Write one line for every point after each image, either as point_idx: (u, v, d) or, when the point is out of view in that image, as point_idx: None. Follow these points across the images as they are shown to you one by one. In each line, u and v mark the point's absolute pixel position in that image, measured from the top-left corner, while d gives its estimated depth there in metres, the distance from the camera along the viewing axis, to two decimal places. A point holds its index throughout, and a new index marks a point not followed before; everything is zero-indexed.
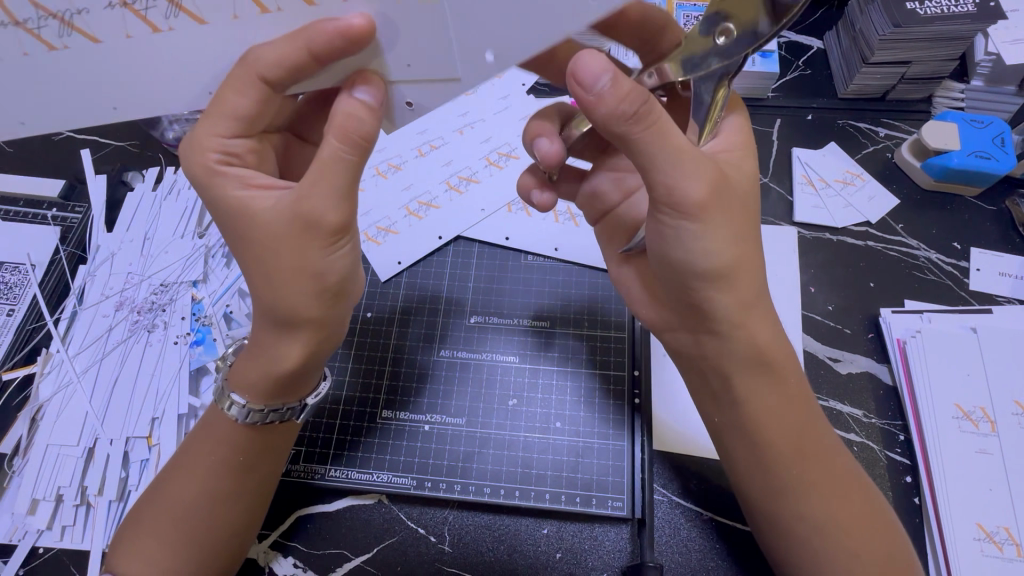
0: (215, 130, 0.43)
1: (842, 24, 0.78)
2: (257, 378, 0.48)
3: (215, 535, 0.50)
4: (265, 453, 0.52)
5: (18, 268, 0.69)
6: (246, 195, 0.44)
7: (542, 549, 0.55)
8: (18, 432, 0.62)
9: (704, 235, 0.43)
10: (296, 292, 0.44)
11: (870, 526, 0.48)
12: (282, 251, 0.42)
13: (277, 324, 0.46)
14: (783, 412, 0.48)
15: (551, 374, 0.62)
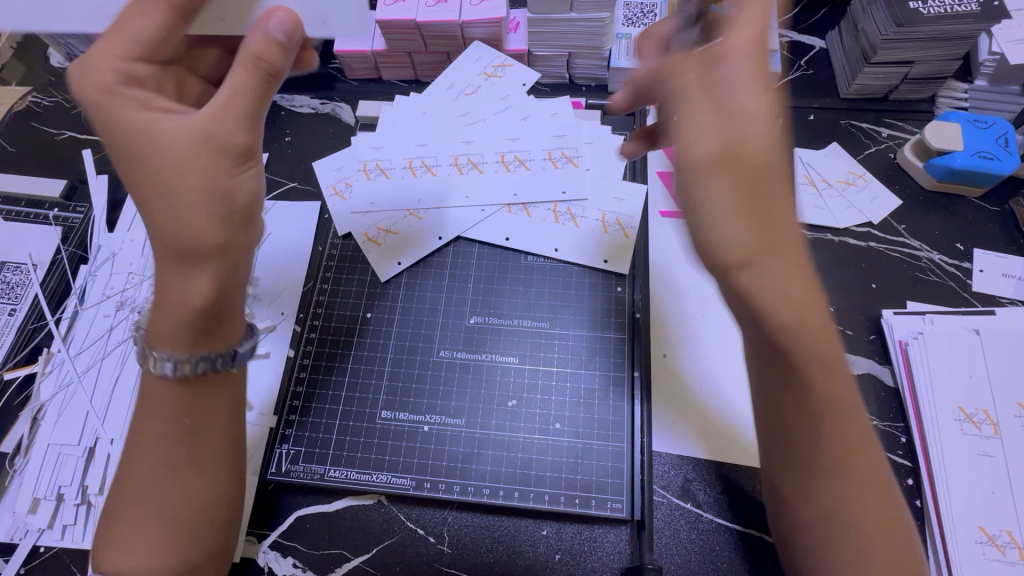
0: (110, 52, 0.43)
1: (845, 24, 0.78)
2: (172, 322, 0.45)
3: (195, 512, 0.47)
4: (215, 412, 0.49)
5: (21, 267, 0.70)
6: (140, 117, 0.43)
7: (542, 550, 0.55)
8: (20, 432, 0.63)
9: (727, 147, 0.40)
10: (205, 218, 0.44)
11: (898, 523, 0.41)
12: (181, 176, 0.43)
13: (178, 257, 0.44)
14: (831, 374, 0.40)
15: (551, 375, 0.61)
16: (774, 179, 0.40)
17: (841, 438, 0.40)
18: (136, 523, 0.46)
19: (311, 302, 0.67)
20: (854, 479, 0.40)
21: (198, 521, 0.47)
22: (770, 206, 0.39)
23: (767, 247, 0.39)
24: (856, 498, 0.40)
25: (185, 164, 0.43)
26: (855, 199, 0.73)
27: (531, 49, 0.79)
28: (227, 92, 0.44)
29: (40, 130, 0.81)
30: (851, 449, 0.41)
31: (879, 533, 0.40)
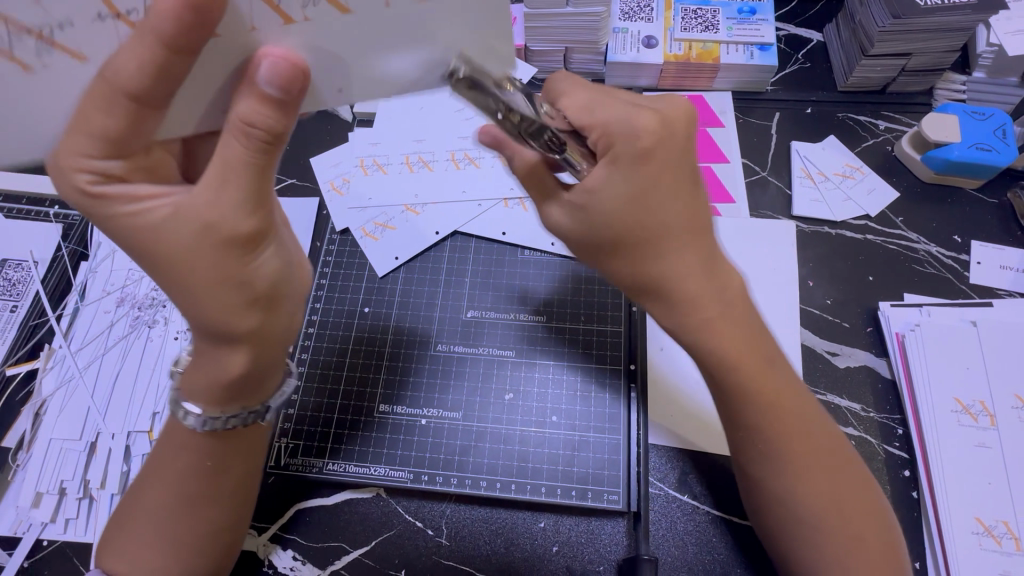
0: (78, 149, 0.38)
1: (842, 16, 0.78)
2: (204, 386, 0.47)
3: (208, 537, 0.51)
4: (234, 454, 0.51)
5: (22, 265, 0.70)
6: (148, 210, 0.40)
7: (539, 542, 0.56)
8: (22, 427, 0.63)
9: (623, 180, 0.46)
10: (222, 305, 0.42)
11: (855, 503, 0.48)
12: (199, 266, 0.41)
13: (210, 338, 0.44)
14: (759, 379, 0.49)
15: (547, 367, 0.62)
16: (687, 198, 0.48)
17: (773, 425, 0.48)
18: (154, 540, 0.49)
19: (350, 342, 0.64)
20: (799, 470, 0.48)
21: (214, 541, 0.51)
22: (657, 204, 0.46)
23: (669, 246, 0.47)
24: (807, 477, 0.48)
25: (186, 254, 0.40)
26: (853, 191, 0.73)
27: (528, 44, 0.79)
28: (217, 166, 0.39)
29: None
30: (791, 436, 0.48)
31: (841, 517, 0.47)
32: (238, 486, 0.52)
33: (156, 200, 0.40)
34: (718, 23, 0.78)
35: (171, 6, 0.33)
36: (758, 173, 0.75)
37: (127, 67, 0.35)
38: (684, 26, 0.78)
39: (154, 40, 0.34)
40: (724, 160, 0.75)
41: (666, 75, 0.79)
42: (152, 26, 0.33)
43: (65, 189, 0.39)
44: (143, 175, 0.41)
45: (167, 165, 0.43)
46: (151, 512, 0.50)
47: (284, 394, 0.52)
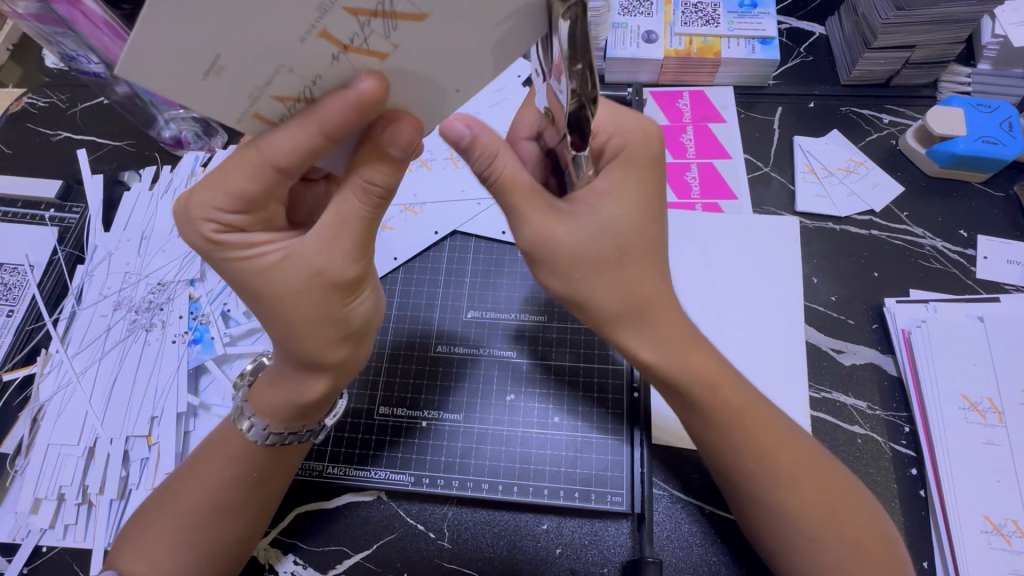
0: (209, 202, 0.39)
1: (845, 8, 0.77)
2: (280, 404, 0.48)
3: (213, 551, 0.50)
4: (278, 469, 0.51)
5: (17, 269, 0.69)
6: (253, 255, 0.41)
7: (542, 545, 0.55)
8: (20, 432, 0.63)
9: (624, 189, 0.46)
10: (321, 339, 0.44)
11: (859, 511, 0.48)
12: (302, 305, 0.42)
13: (296, 364, 0.46)
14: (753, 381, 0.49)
15: (549, 368, 0.61)
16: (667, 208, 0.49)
17: (775, 426, 0.49)
18: (162, 556, 0.48)
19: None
20: (808, 476, 0.48)
21: (217, 559, 0.50)
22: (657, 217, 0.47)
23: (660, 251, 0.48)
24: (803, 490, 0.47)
25: (298, 296, 0.42)
26: (856, 186, 0.72)
27: None
28: (334, 219, 0.41)
29: (38, 131, 0.86)
30: (795, 444, 0.49)
31: (852, 521, 0.47)
32: (262, 502, 0.51)
33: (271, 245, 0.42)
34: (719, 17, 0.77)
35: (289, 79, 0.33)
36: (760, 169, 0.74)
37: (234, 124, 0.35)
38: (684, 20, 0.77)
39: (319, 132, 0.36)
40: (726, 156, 0.74)
41: (666, 70, 0.78)
42: (272, 91, 0.33)
43: (191, 234, 0.41)
44: (262, 225, 0.42)
45: (279, 215, 0.43)
46: (160, 524, 0.49)
47: (334, 413, 0.55)
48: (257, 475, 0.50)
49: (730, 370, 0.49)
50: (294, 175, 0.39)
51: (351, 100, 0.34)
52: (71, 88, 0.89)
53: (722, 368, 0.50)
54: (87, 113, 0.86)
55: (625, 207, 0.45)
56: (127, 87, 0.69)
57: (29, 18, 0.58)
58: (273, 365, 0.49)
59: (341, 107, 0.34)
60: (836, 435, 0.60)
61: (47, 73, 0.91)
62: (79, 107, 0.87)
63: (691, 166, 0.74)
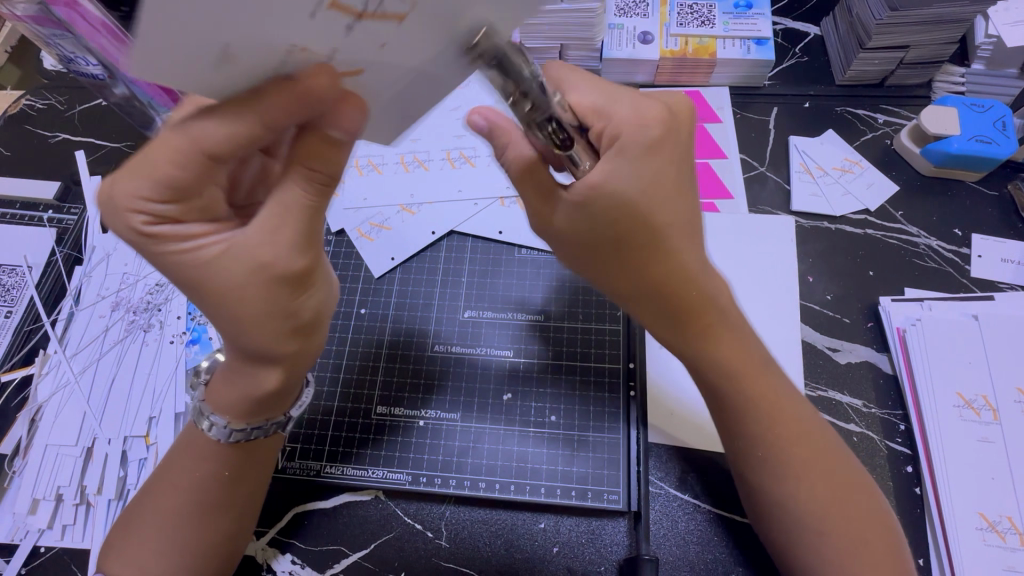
0: (134, 191, 0.39)
1: (839, 9, 0.77)
2: (235, 400, 0.48)
3: (211, 549, 0.50)
4: (254, 465, 0.52)
5: (16, 270, 0.69)
6: (190, 247, 0.41)
7: (539, 544, 0.55)
8: (19, 433, 0.63)
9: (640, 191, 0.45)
10: (267, 331, 0.44)
11: (855, 508, 0.48)
12: (248, 300, 0.42)
13: (249, 358, 0.46)
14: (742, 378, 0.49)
15: (545, 367, 0.61)
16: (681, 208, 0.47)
17: (764, 421, 0.49)
18: (155, 557, 0.49)
19: (353, 345, 0.63)
20: (796, 473, 0.48)
21: (213, 558, 0.51)
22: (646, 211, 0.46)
23: (671, 248, 0.47)
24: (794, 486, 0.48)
25: (243, 291, 0.42)
26: (851, 186, 0.72)
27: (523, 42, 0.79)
28: (276, 208, 0.41)
29: (36, 132, 0.87)
30: (794, 439, 0.49)
31: (846, 521, 0.47)
32: (241, 504, 0.52)
33: (210, 239, 0.41)
34: (714, 18, 0.77)
35: (284, 100, 0.35)
36: (755, 168, 0.75)
37: (215, 132, 0.36)
38: (680, 21, 0.77)
39: (254, 115, 0.36)
40: (722, 156, 0.75)
41: (662, 71, 0.79)
42: (260, 107, 0.35)
43: (120, 226, 0.40)
44: (197, 214, 0.41)
45: (218, 202, 0.42)
46: (156, 525, 0.49)
47: (301, 404, 0.54)
48: (238, 474, 0.51)
49: (706, 360, 0.50)
50: (225, 162, 0.39)
51: (293, 91, 0.34)
52: (69, 90, 0.90)
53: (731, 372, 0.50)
54: (85, 114, 0.87)
55: (621, 206, 0.45)
56: (125, 88, 0.71)
57: (26, 19, 0.58)
58: (226, 361, 0.49)
59: (285, 101, 0.35)
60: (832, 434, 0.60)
61: (45, 74, 0.92)
62: (77, 109, 0.88)
63: None
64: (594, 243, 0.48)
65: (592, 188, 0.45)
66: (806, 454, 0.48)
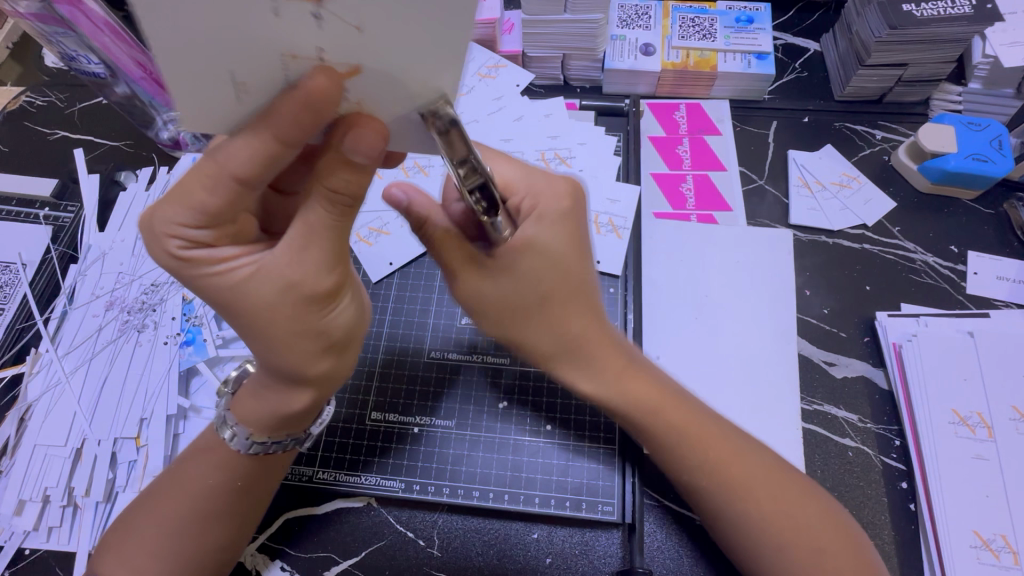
0: (173, 218, 0.39)
1: (839, 26, 0.78)
2: (262, 417, 0.48)
3: (200, 558, 0.49)
4: (263, 477, 0.51)
5: (9, 267, 0.68)
6: (221, 266, 0.41)
7: (532, 554, 0.55)
8: (6, 432, 0.63)
9: (546, 235, 0.46)
10: (302, 347, 0.44)
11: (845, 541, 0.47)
12: (280, 320, 0.42)
13: (278, 378, 0.46)
14: (655, 405, 0.50)
15: (542, 375, 0.60)
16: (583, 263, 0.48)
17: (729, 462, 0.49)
18: (144, 563, 0.48)
19: None
20: (754, 493, 0.48)
21: (206, 565, 0.50)
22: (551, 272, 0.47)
23: (576, 304, 0.49)
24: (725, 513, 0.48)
25: (274, 311, 0.41)
26: (850, 201, 0.73)
27: (526, 51, 0.79)
28: (302, 229, 0.40)
29: (35, 129, 0.87)
30: (743, 487, 0.48)
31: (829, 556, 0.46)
32: (242, 513, 0.51)
33: (240, 259, 0.41)
34: (716, 32, 0.78)
35: (292, 108, 0.33)
36: (755, 181, 0.75)
37: (240, 154, 0.36)
38: (682, 34, 0.78)
39: (274, 137, 0.35)
40: (721, 168, 0.75)
41: (663, 82, 0.79)
42: (274, 121, 0.34)
43: (157, 251, 0.40)
44: (229, 241, 0.41)
45: (250, 228, 0.42)
46: (149, 527, 0.49)
47: (322, 420, 0.55)
48: (244, 486, 0.50)
49: (645, 386, 0.51)
50: (256, 188, 0.38)
51: (300, 98, 0.33)
52: (70, 88, 0.90)
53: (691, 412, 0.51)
54: (85, 112, 0.87)
55: (546, 253, 0.46)
56: (126, 88, 0.71)
57: (29, 17, 0.58)
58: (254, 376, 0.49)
59: (295, 113, 0.34)
60: (826, 448, 0.60)
61: (47, 72, 0.92)
62: (77, 107, 0.88)
63: (686, 177, 0.75)
64: (521, 307, 0.48)
65: (530, 239, 0.45)
66: (748, 479, 0.48)
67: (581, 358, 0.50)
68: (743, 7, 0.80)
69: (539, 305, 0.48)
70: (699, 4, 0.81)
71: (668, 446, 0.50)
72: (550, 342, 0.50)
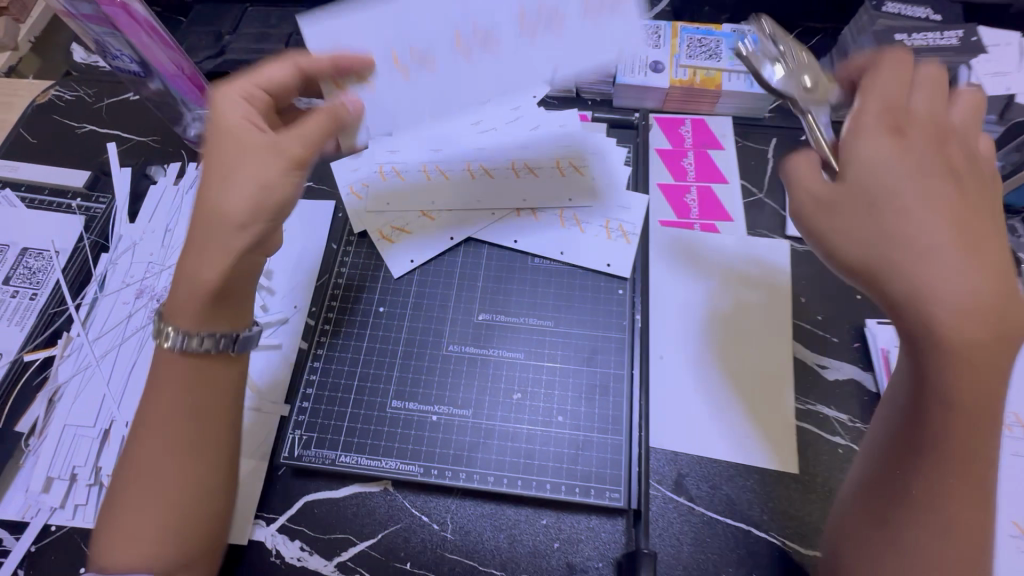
0: (241, 87, 0.57)
1: (836, 51, 0.83)
2: (190, 300, 0.52)
3: (192, 504, 0.52)
4: (205, 385, 0.54)
5: (43, 254, 0.71)
6: (236, 119, 0.54)
7: (541, 538, 0.60)
8: (36, 413, 0.65)
9: (874, 148, 0.44)
10: (253, 189, 0.51)
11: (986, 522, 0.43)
12: (241, 166, 0.52)
13: (225, 247, 0.52)
14: (990, 332, 0.40)
15: (554, 370, 0.64)
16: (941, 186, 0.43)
17: (953, 413, 0.42)
18: (142, 522, 0.50)
19: (371, 343, 0.66)
20: (939, 478, 0.43)
21: (201, 532, 0.52)
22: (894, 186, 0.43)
23: (922, 215, 0.42)
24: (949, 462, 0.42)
25: (255, 156, 0.52)
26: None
27: None
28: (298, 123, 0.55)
29: (63, 122, 0.90)
30: (952, 461, 0.42)
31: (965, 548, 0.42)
32: (218, 470, 0.54)
33: (249, 123, 0.54)
34: (721, 52, 0.83)
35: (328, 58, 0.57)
36: (755, 194, 0.80)
37: (278, 74, 0.58)
38: (689, 53, 0.83)
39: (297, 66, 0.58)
40: (724, 181, 0.80)
41: (670, 98, 0.84)
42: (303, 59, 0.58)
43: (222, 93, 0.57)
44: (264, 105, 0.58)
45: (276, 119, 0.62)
46: (146, 499, 0.51)
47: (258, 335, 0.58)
48: (199, 436, 0.53)
49: (948, 298, 0.40)
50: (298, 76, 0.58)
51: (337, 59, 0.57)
52: (98, 84, 0.93)
53: (1006, 339, 0.40)
54: (113, 107, 0.90)
55: (880, 157, 0.44)
56: (161, 84, 0.74)
57: (79, 17, 0.64)
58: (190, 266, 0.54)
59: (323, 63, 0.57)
60: (817, 445, 0.64)
61: (75, 67, 0.95)
62: (105, 102, 0.91)
63: (690, 188, 0.80)
64: (834, 206, 0.45)
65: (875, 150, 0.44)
66: (964, 451, 0.42)
67: (898, 285, 0.41)
68: (747, 30, 0.85)
69: (885, 213, 0.43)
70: (705, 25, 0.86)
71: (934, 391, 0.42)
72: (868, 244, 0.43)
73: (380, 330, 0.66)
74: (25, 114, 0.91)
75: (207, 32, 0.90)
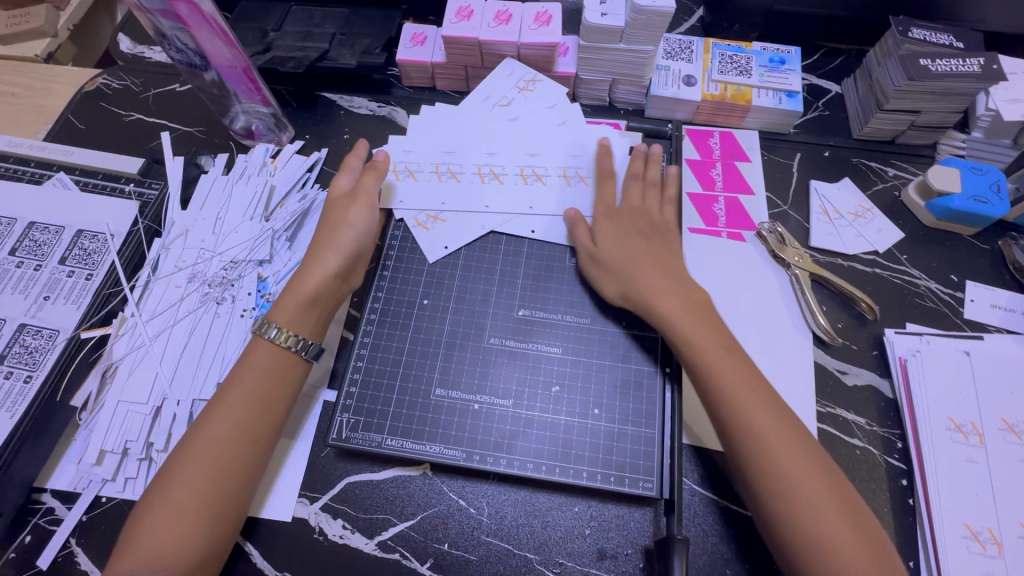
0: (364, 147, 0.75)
1: (861, 72, 0.87)
2: (292, 306, 0.64)
3: (242, 472, 0.57)
4: (279, 374, 0.62)
5: (98, 237, 0.74)
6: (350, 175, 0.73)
7: (574, 523, 0.63)
8: (89, 388, 0.68)
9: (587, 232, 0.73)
10: (321, 279, 0.66)
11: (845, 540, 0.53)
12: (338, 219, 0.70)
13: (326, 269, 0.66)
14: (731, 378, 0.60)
15: (590, 365, 0.67)
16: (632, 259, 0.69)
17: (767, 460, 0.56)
18: (197, 477, 0.55)
19: (415, 333, 0.69)
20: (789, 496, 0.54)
21: (225, 514, 0.56)
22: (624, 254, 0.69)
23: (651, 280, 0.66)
24: (767, 441, 0.56)
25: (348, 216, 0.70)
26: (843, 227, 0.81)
27: (578, 73, 0.87)
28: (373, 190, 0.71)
29: (111, 110, 0.92)
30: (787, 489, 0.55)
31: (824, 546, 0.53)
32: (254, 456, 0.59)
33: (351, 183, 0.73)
34: (751, 69, 0.87)
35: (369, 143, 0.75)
36: (779, 206, 0.83)
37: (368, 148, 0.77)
38: (721, 69, 0.87)
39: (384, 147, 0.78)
40: (750, 192, 0.83)
41: (701, 111, 0.87)
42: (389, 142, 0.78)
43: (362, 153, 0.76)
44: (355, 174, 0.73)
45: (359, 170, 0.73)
46: (206, 455, 0.56)
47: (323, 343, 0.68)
48: (247, 420, 0.59)
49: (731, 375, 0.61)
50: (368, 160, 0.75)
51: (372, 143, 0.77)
52: (144, 74, 0.95)
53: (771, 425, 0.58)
54: (159, 97, 0.93)
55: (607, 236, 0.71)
56: (216, 76, 0.77)
57: (149, 11, 0.66)
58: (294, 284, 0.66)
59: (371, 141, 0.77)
60: (836, 445, 0.68)
61: (120, 56, 0.97)
62: (152, 91, 0.94)
63: (718, 198, 0.83)
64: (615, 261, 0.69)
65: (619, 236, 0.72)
66: (796, 485, 0.55)
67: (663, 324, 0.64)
68: (776, 49, 0.89)
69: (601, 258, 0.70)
70: (736, 43, 0.90)
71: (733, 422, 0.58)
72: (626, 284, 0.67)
73: (424, 321, 0.69)
74: (73, 100, 0.93)
75: (253, 28, 0.93)
